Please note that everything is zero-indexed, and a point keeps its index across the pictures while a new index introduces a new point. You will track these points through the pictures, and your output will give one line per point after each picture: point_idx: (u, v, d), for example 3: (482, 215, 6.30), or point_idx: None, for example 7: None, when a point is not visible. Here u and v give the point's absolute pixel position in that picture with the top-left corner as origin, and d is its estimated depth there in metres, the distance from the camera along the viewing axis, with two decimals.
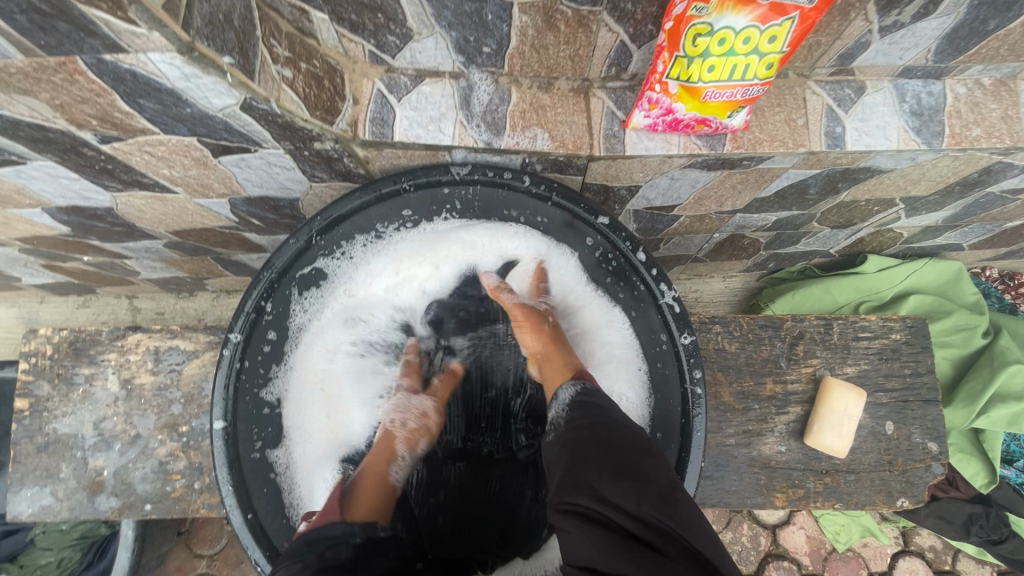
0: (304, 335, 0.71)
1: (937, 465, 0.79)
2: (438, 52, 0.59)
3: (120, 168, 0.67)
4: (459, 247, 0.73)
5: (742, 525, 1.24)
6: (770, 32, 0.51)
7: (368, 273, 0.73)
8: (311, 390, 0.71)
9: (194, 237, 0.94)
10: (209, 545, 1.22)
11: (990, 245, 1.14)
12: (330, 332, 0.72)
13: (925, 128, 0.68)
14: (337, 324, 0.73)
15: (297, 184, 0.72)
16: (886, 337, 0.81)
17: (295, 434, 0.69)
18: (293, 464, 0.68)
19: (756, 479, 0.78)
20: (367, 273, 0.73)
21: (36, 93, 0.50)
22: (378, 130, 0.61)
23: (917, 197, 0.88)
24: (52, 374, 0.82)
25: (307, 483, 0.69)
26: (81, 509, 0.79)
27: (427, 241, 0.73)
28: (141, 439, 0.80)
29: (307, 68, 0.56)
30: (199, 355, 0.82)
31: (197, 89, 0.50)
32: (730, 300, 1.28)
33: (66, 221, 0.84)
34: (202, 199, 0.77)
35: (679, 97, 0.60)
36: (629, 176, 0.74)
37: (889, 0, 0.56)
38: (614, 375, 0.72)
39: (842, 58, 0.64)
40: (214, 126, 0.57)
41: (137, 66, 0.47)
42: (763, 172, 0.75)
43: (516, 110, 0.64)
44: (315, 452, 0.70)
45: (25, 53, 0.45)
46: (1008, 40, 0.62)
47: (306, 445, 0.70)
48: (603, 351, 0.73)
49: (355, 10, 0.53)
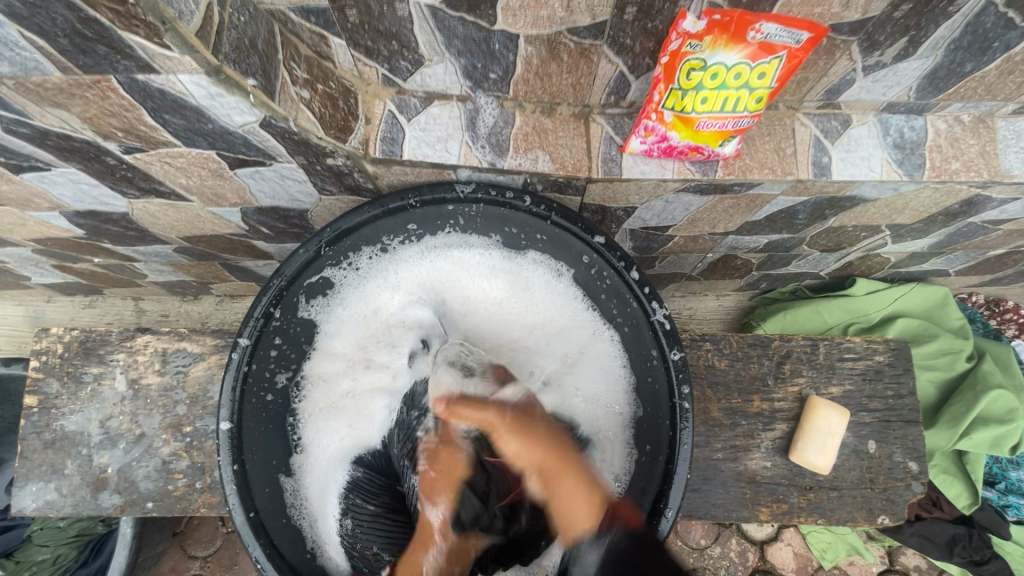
0: (315, 344, 0.75)
1: (917, 484, 0.81)
2: (447, 77, 0.63)
3: (140, 176, 0.70)
4: (462, 264, 0.77)
5: (731, 540, 1.25)
6: (760, 68, 0.55)
7: (380, 282, 0.76)
8: (322, 392, 0.75)
9: (204, 243, 0.97)
10: (203, 546, 1.23)
11: (976, 272, 1.17)
12: (342, 343, 0.76)
13: (906, 161, 0.72)
14: (349, 331, 0.76)
15: (308, 196, 0.75)
16: (870, 358, 0.84)
17: (309, 434, 0.74)
18: (305, 464, 0.73)
19: (742, 492, 0.80)
20: (380, 284, 0.76)
21: (69, 106, 0.53)
22: (388, 148, 0.65)
23: (903, 225, 0.91)
24: (62, 371, 0.84)
25: (319, 483, 0.74)
26: (84, 504, 0.81)
27: (436, 253, 0.76)
28: (145, 438, 0.83)
29: (323, 89, 0.60)
30: (205, 358, 0.85)
31: (221, 107, 0.53)
32: (723, 318, 1.31)
33: (82, 224, 0.87)
34: (215, 207, 0.80)
35: (674, 126, 0.64)
36: (626, 198, 0.77)
37: (871, 43, 0.59)
38: (605, 388, 0.76)
39: (829, 93, 0.67)
40: (233, 141, 0.60)
41: (166, 86, 0.50)
42: (754, 197, 0.78)
43: (519, 133, 0.68)
44: (326, 453, 0.75)
45: (63, 71, 0.48)
46: (984, 81, 0.65)
47: (322, 447, 0.75)
48: (597, 365, 0.76)
49: (371, 37, 0.57)
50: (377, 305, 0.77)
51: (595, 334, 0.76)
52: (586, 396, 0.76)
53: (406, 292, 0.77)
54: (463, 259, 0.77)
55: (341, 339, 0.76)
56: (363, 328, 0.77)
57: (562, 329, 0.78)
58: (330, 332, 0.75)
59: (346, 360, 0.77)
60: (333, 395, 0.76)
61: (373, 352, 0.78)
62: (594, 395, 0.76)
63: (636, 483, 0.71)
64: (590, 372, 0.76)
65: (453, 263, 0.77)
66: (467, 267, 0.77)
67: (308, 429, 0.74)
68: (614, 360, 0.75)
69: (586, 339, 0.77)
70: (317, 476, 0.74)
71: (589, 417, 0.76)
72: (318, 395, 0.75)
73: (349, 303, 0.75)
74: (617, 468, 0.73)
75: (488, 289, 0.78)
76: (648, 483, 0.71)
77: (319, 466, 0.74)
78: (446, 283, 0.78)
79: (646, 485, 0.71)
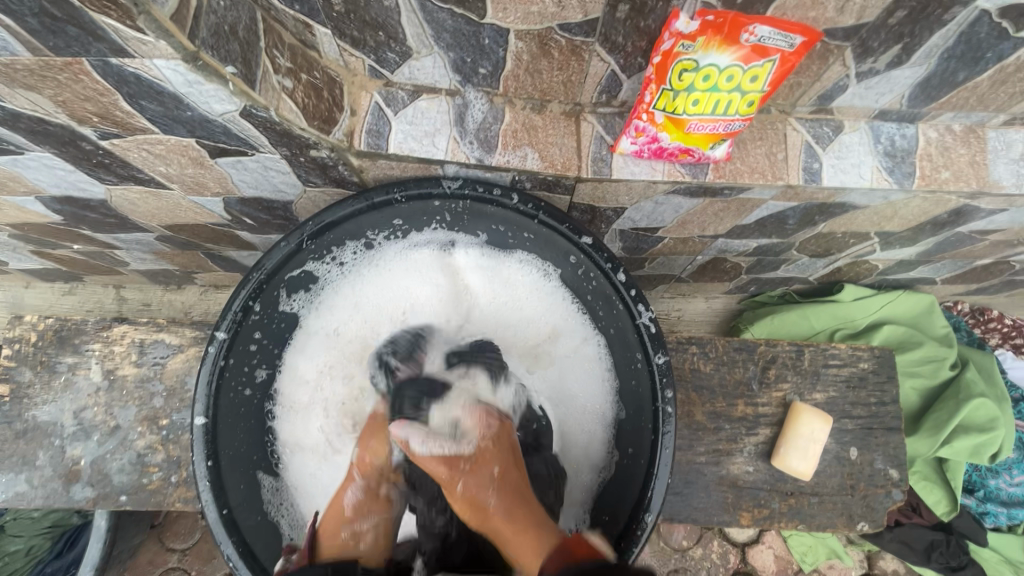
0: (290, 351, 0.75)
1: (897, 492, 0.82)
2: (436, 70, 0.62)
3: (118, 163, 0.68)
4: (427, 269, 0.78)
5: (712, 542, 1.26)
6: (752, 71, 0.55)
7: (347, 298, 0.77)
8: (301, 408, 0.75)
9: (186, 232, 0.96)
10: (182, 539, 1.22)
11: (962, 280, 1.18)
12: (309, 354, 0.76)
13: (897, 169, 0.72)
14: (321, 340, 0.77)
15: (292, 187, 0.73)
16: (854, 365, 0.84)
17: (291, 456, 0.74)
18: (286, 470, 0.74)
19: (723, 497, 0.80)
20: (347, 297, 0.77)
21: (40, 88, 0.52)
22: (374, 142, 0.63)
23: (891, 232, 0.91)
24: (35, 360, 0.82)
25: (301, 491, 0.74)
26: (55, 497, 0.80)
27: (399, 260, 0.77)
28: (120, 430, 0.81)
29: (307, 79, 0.58)
30: (184, 350, 0.83)
31: (199, 94, 0.51)
32: (711, 320, 1.31)
33: (59, 210, 0.85)
34: (197, 197, 0.78)
35: (665, 127, 0.63)
36: (615, 198, 0.76)
37: (865, 49, 0.59)
38: (592, 391, 0.77)
39: (821, 98, 0.67)
40: (213, 129, 0.58)
41: (141, 71, 0.48)
42: (744, 201, 0.78)
43: (508, 129, 0.66)
44: (312, 463, 0.75)
45: (32, 52, 0.46)
46: (975, 92, 0.65)
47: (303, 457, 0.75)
48: (583, 370, 0.77)
49: (358, 27, 0.55)
50: (350, 319, 0.78)
51: (584, 336, 0.77)
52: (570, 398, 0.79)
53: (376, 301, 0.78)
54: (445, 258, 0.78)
55: (310, 358, 0.76)
56: (334, 337, 0.77)
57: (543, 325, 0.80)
58: (301, 352, 0.76)
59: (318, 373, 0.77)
60: (316, 405, 0.76)
61: (346, 366, 0.78)
62: (576, 394, 0.78)
63: (617, 484, 0.72)
64: (575, 378, 0.78)
65: (416, 266, 0.78)
66: (434, 272, 0.79)
67: (291, 450, 0.74)
68: (603, 374, 0.76)
69: (574, 340, 0.78)
70: (302, 476, 0.74)
71: (568, 415, 0.79)
72: (300, 402, 0.75)
73: (326, 305, 0.76)
74: (597, 467, 0.75)
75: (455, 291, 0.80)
76: (629, 486, 0.70)
77: (312, 486, 0.74)
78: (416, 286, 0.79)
79: (626, 489, 0.70)
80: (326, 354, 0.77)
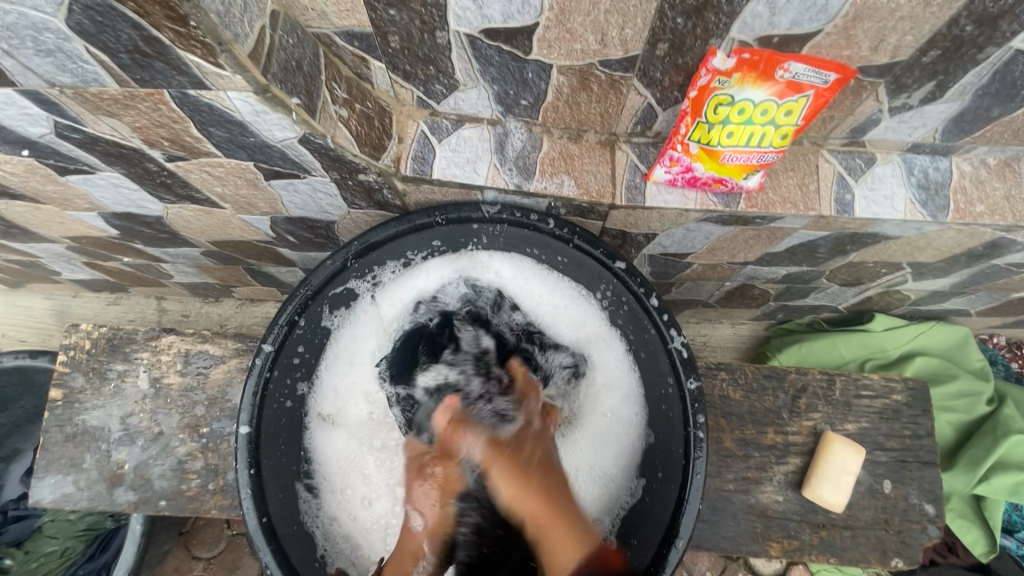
0: (315, 391, 0.73)
1: (933, 528, 0.80)
2: (480, 101, 0.65)
3: (178, 183, 0.72)
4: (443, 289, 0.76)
5: (737, 574, 1.23)
6: (787, 106, 0.57)
7: (346, 356, 0.74)
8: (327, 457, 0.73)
9: (231, 248, 1.00)
10: (207, 548, 1.24)
11: (998, 313, 1.16)
12: (333, 394, 0.74)
13: (931, 202, 0.72)
14: (344, 376, 0.74)
15: (336, 209, 0.77)
16: (887, 397, 0.83)
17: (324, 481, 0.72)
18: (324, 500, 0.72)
19: (752, 526, 0.80)
20: (346, 351, 0.75)
21: (121, 115, 0.56)
22: (419, 168, 0.66)
23: (924, 263, 0.91)
24: (87, 367, 0.86)
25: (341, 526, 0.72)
26: (99, 499, 0.83)
27: (404, 291, 0.75)
28: (163, 436, 0.84)
29: (361, 109, 0.62)
30: (226, 361, 0.87)
31: (264, 123, 0.55)
32: (738, 346, 1.30)
33: (117, 224, 0.90)
34: (246, 215, 0.82)
35: (699, 157, 0.65)
36: (647, 225, 0.78)
37: (898, 85, 0.60)
38: (615, 441, 0.73)
39: (854, 131, 0.68)
40: (272, 154, 0.62)
41: (214, 101, 0.53)
42: (775, 230, 0.79)
43: (546, 157, 0.69)
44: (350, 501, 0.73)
45: (120, 84, 0.51)
46: (1010, 127, 0.66)
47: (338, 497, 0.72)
48: (612, 426, 0.74)
49: (410, 61, 0.59)
50: (365, 351, 0.75)
51: (613, 363, 0.75)
52: (582, 433, 0.75)
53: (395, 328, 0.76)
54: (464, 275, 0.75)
55: (334, 436, 0.74)
56: (355, 370, 0.75)
57: (572, 334, 0.76)
58: (323, 432, 0.73)
59: (343, 412, 0.74)
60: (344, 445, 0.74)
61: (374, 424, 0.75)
62: (606, 413, 0.74)
63: (645, 514, 0.71)
64: (593, 429, 0.74)
65: (413, 299, 0.76)
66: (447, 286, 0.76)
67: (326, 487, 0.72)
68: (632, 403, 0.73)
69: (595, 357, 0.75)
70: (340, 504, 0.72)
71: (598, 445, 0.74)
72: (330, 444, 0.73)
73: (347, 342, 0.74)
74: (597, 510, 0.72)
75: (471, 295, 0.76)
76: (658, 511, 0.70)
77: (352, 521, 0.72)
78: (432, 300, 0.76)
79: (657, 513, 0.70)
80: (350, 390, 0.75)
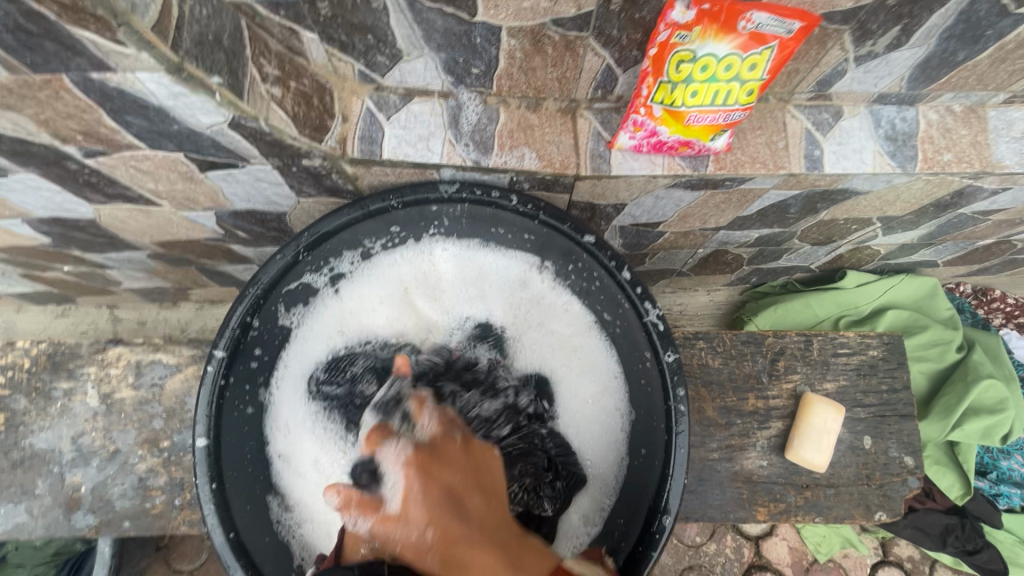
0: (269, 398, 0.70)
1: (914, 479, 0.81)
2: (427, 73, 0.60)
3: (104, 181, 0.66)
4: (401, 280, 0.74)
5: (725, 537, 1.25)
6: (751, 60, 0.53)
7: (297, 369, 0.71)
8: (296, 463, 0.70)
9: (179, 248, 0.94)
10: (188, 560, 1.20)
11: (964, 262, 1.17)
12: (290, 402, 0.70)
13: (899, 152, 0.71)
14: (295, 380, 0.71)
15: (285, 199, 0.72)
16: (864, 353, 0.83)
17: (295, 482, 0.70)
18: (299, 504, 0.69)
19: (738, 493, 0.79)
20: (301, 355, 0.71)
21: (21, 108, 0.50)
22: (368, 148, 0.62)
23: (893, 217, 0.90)
24: (29, 388, 0.80)
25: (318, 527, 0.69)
26: (56, 526, 0.77)
27: (361, 291, 0.74)
28: (120, 454, 0.79)
29: (295, 87, 0.57)
30: (182, 369, 0.81)
31: (185, 107, 0.50)
32: (714, 313, 1.30)
33: (48, 231, 0.83)
34: (188, 212, 0.76)
35: (663, 120, 0.62)
36: (615, 195, 0.75)
37: (864, 32, 0.58)
38: (591, 437, 0.73)
39: (820, 85, 0.66)
40: (201, 142, 0.56)
41: (124, 84, 0.47)
42: (745, 192, 0.77)
43: (504, 130, 0.65)
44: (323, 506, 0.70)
45: (10, 71, 0.45)
46: (976, 70, 0.65)
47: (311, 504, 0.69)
48: (591, 420, 0.73)
49: (345, 31, 0.54)
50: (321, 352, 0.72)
51: (585, 341, 0.74)
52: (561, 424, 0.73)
53: (352, 325, 0.74)
54: (422, 261, 0.74)
55: (298, 477, 0.70)
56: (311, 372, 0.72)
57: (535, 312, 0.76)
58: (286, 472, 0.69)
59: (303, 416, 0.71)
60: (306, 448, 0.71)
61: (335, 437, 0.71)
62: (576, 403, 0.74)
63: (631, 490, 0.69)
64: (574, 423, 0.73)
65: (368, 304, 0.74)
66: (406, 276, 0.74)
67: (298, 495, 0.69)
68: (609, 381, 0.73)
69: (559, 334, 0.75)
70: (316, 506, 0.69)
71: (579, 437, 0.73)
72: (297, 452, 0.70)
73: (297, 347, 0.71)
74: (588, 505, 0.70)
75: (431, 284, 0.75)
76: (643, 484, 0.69)
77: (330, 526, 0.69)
78: (388, 291, 0.74)
79: (642, 489, 0.69)
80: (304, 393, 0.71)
